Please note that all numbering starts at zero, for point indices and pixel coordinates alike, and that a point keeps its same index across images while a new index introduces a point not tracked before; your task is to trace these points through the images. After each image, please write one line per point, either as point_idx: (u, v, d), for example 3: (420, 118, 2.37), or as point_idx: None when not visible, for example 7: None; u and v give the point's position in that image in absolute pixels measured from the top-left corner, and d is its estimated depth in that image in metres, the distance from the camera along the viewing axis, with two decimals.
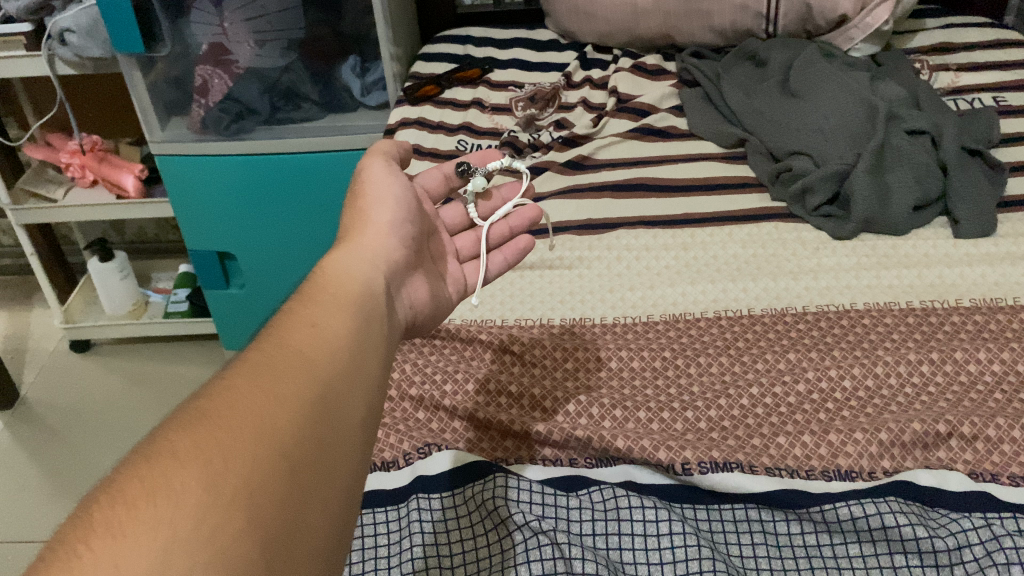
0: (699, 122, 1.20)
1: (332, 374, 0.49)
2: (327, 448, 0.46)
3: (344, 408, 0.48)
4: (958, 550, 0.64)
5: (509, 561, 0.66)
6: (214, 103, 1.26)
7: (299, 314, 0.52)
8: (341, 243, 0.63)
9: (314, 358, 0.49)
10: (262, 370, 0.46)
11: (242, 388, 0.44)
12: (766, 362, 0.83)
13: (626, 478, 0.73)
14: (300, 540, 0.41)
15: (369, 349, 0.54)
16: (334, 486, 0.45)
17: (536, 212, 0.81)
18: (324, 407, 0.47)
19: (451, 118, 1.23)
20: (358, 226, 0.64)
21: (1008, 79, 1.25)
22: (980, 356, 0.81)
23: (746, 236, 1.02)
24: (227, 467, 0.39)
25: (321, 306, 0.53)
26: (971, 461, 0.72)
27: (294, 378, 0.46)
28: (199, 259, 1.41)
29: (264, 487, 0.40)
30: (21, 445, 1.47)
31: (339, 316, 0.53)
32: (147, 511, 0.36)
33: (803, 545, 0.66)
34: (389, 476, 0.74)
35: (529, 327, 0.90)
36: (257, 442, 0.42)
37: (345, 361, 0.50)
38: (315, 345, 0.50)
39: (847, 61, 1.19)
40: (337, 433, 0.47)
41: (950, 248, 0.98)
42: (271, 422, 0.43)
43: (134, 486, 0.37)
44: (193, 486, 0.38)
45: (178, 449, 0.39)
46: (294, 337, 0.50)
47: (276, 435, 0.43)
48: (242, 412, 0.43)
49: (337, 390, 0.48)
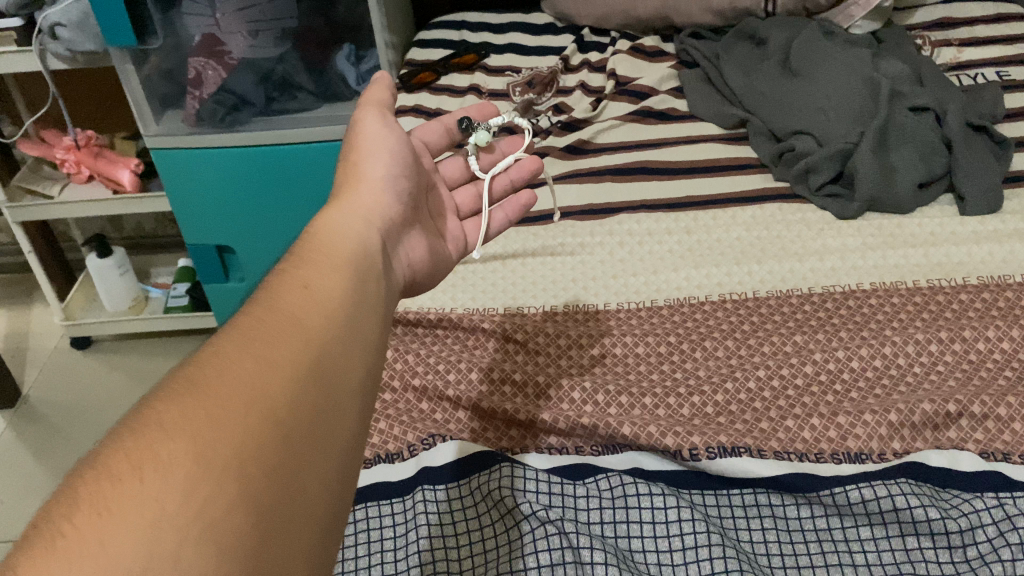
0: (699, 103, 1.19)
1: (325, 337, 0.47)
2: (325, 415, 0.44)
3: (340, 373, 0.46)
4: (971, 530, 0.63)
5: (516, 552, 0.65)
6: (208, 95, 1.24)
7: (292, 276, 0.50)
8: (337, 199, 0.61)
9: (307, 323, 0.47)
10: (254, 336, 0.44)
11: (233, 354, 0.42)
12: (772, 345, 0.82)
13: (633, 465, 0.72)
14: (297, 509, 0.40)
15: (364, 314, 0.51)
16: (333, 454, 0.44)
17: (535, 164, 0.81)
18: (319, 372, 0.45)
19: (449, 105, 1.21)
20: (353, 186, 0.62)
21: (1010, 53, 1.23)
22: (989, 335, 0.80)
23: (750, 218, 1.00)
24: (218, 436, 0.38)
25: (316, 267, 0.51)
26: (982, 441, 0.71)
27: (288, 343, 0.44)
28: (198, 254, 1.40)
29: (260, 457, 0.39)
30: (25, 443, 1.47)
31: (333, 280, 0.51)
32: (134, 486, 0.34)
33: (813, 529, 0.65)
34: (395, 468, 0.73)
35: (532, 315, 0.89)
36: (251, 411, 0.40)
37: (340, 326, 0.48)
38: (308, 308, 0.48)
39: (848, 39, 1.18)
40: (336, 398, 0.45)
41: (957, 226, 0.97)
42: (265, 390, 0.41)
43: (122, 458, 0.35)
44: (184, 456, 0.36)
45: (166, 419, 0.37)
46: (285, 299, 0.48)
47: (268, 401, 0.41)
48: (233, 380, 0.41)
49: (332, 356, 0.46)
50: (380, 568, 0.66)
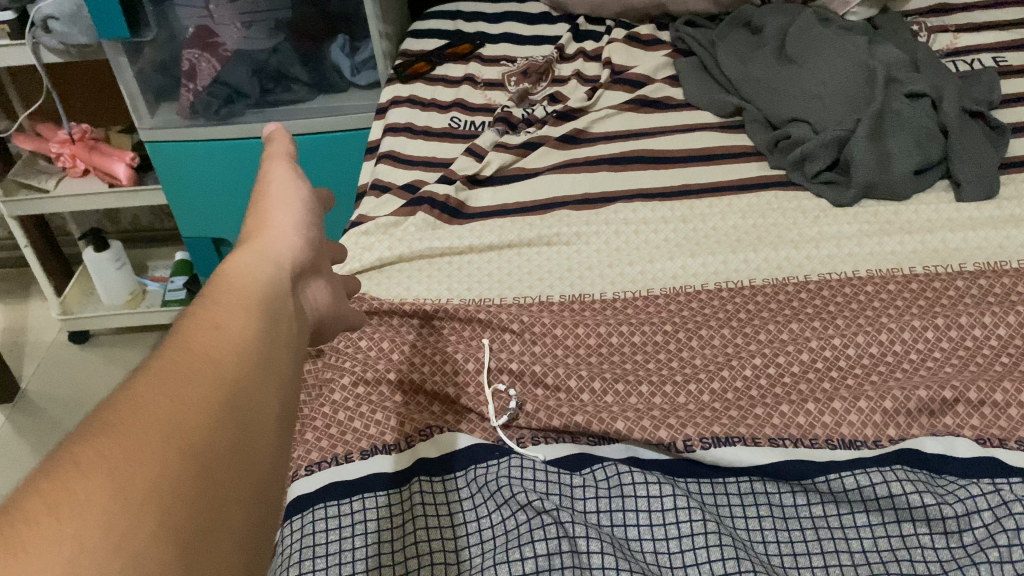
0: (694, 92, 1.18)
1: (246, 371, 0.44)
2: (246, 445, 0.41)
3: (262, 402, 0.44)
4: (967, 516, 0.63)
5: (513, 542, 0.64)
6: (202, 87, 1.23)
7: (212, 302, 0.47)
8: (246, 243, 0.57)
9: (230, 348, 0.44)
10: (173, 365, 0.41)
11: (150, 386, 0.39)
12: (768, 333, 0.82)
13: (629, 455, 0.72)
14: (220, 547, 0.37)
15: (282, 344, 0.48)
16: (254, 486, 0.41)
17: None
18: (239, 406, 0.42)
19: (443, 96, 1.22)
20: (262, 229, 0.58)
21: (1007, 39, 1.23)
22: (985, 321, 0.80)
23: (746, 206, 1.00)
24: (136, 472, 0.35)
25: (237, 293, 0.49)
26: (978, 427, 0.71)
27: (208, 370, 0.42)
28: (195, 247, 1.42)
29: (178, 492, 0.36)
30: (24, 438, 1.48)
31: (257, 305, 0.49)
32: (42, 529, 0.31)
33: (809, 516, 0.65)
34: (390, 459, 0.73)
35: (528, 305, 0.89)
36: (167, 444, 0.37)
37: (263, 352, 0.46)
38: (221, 344, 0.44)
39: (843, 25, 1.17)
40: (257, 428, 0.43)
41: (952, 212, 0.96)
42: (180, 422, 0.38)
43: (35, 501, 0.32)
44: (101, 495, 0.33)
45: (79, 460, 0.34)
46: (204, 324, 0.45)
47: (188, 433, 0.38)
48: (148, 414, 0.37)
49: (251, 386, 0.43)
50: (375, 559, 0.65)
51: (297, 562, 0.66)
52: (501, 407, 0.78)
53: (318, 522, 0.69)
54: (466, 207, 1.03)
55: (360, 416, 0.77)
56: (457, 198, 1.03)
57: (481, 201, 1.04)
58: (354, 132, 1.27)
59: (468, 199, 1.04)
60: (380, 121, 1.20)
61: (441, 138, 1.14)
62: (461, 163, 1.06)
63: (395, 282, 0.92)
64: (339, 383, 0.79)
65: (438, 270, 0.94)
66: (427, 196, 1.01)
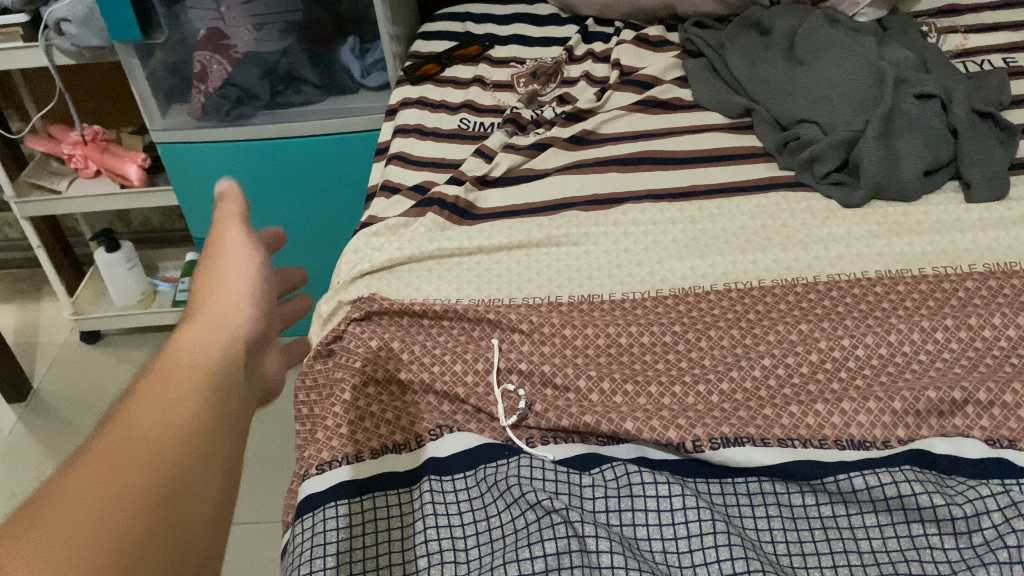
0: (703, 93, 1.18)
1: (182, 462, 0.42)
2: (183, 538, 0.40)
3: (201, 490, 0.43)
4: (976, 516, 0.63)
5: (523, 542, 0.64)
6: (214, 89, 1.25)
7: (147, 387, 0.45)
8: (189, 307, 0.54)
9: (160, 439, 0.42)
10: (98, 466, 0.39)
11: (73, 490, 0.38)
12: (778, 334, 0.82)
13: (639, 455, 0.73)
14: None
15: (222, 428, 0.46)
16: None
17: None
18: (174, 500, 0.40)
19: (453, 97, 1.22)
20: (209, 290, 0.55)
21: (1018, 39, 1.23)
22: (995, 322, 0.80)
23: (755, 207, 1.00)
24: None
25: (173, 374, 0.47)
26: (987, 428, 0.71)
27: (139, 467, 0.40)
28: (207, 248, 1.42)
29: None
30: (36, 437, 1.50)
31: (193, 386, 0.47)
32: None
33: (818, 516, 0.66)
34: (402, 458, 0.76)
35: (537, 305, 0.89)
36: (90, 556, 0.35)
37: (200, 437, 0.44)
38: (156, 434, 0.42)
39: (852, 26, 1.17)
40: (195, 518, 0.41)
41: (962, 213, 0.96)
42: (107, 529, 0.37)
43: None
44: None
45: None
46: (138, 410, 0.43)
47: (116, 540, 0.37)
48: (69, 526, 0.36)
49: (186, 481, 0.42)
50: (380, 558, 0.68)
51: (308, 561, 0.67)
52: (510, 406, 0.78)
53: (329, 521, 0.70)
54: (475, 208, 1.04)
55: (370, 417, 0.78)
56: (467, 198, 1.03)
57: (490, 202, 1.05)
58: (364, 133, 1.27)
59: (477, 200, 1.04)
60: (390, 122, 1.20)
61: (450, 139, 1.15)
62: (470, 164, 1.07)
63: (404, 282, 0.92)
64: (349, 382, 0.80)
65: (447, 270, 0.94)
66: (436, 198, 1.01)
